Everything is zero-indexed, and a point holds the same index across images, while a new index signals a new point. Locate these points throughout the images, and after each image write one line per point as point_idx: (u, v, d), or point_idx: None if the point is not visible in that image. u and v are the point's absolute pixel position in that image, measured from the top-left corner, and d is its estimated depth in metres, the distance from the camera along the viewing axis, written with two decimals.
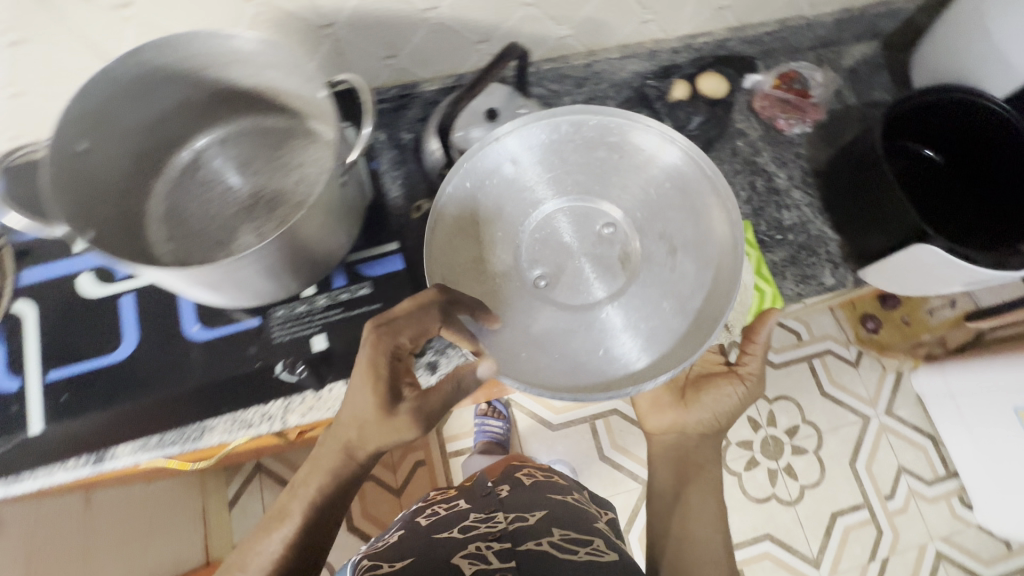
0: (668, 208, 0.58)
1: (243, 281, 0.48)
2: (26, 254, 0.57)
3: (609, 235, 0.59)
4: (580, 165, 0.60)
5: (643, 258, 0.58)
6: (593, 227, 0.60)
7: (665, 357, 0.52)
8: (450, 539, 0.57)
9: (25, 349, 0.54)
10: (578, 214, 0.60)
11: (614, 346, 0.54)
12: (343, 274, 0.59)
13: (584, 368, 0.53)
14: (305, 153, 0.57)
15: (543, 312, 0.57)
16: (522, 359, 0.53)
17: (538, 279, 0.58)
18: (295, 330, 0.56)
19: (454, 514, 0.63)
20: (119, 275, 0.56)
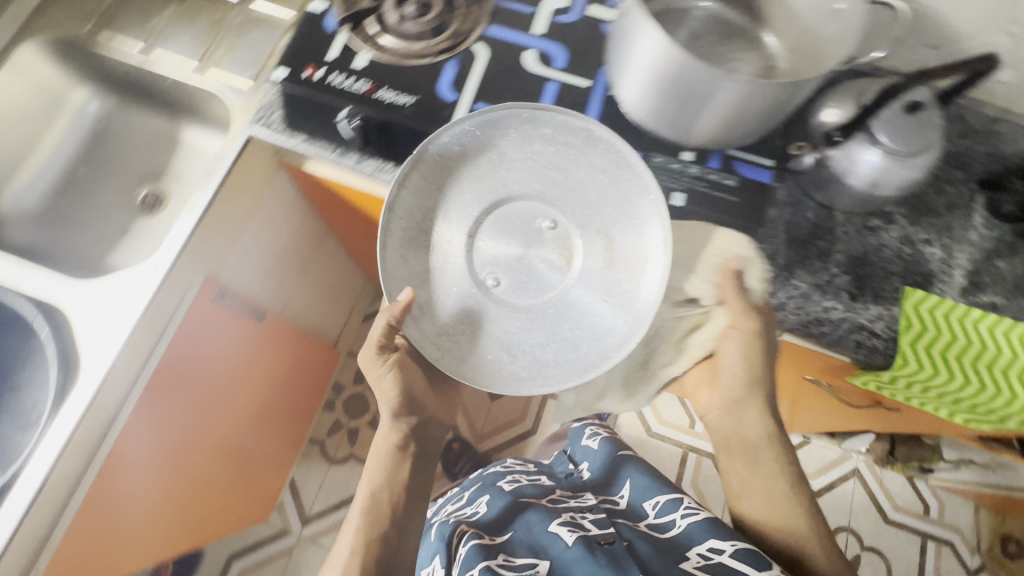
0: (586, 192, 0.65)
1: (679, 100, 0.54)
2: (496, 14, 0.69)
3: (549, 236, 0.65)
4: (512, 228, 0.66)
5: (589, 270, 0.65)
6: (538, 235, 0.65)
7: (574, 363, 0.62)
8: (541, 520, 0.72)
9: (469, 79, 0.65)
10: (507, 221, 0.66)
11: (511, 349, 0.64)
12: (719, 160, 0.66)
13: (489, 370, 0.63)
14: (749, 55, 0.62)
15: (490, 304, 0.65)
16: (459, 351, 0.64)
17: (491, 284, 0.65)
18: (663, 179, 0.65)
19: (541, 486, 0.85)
20: (555, 65, 0.67)
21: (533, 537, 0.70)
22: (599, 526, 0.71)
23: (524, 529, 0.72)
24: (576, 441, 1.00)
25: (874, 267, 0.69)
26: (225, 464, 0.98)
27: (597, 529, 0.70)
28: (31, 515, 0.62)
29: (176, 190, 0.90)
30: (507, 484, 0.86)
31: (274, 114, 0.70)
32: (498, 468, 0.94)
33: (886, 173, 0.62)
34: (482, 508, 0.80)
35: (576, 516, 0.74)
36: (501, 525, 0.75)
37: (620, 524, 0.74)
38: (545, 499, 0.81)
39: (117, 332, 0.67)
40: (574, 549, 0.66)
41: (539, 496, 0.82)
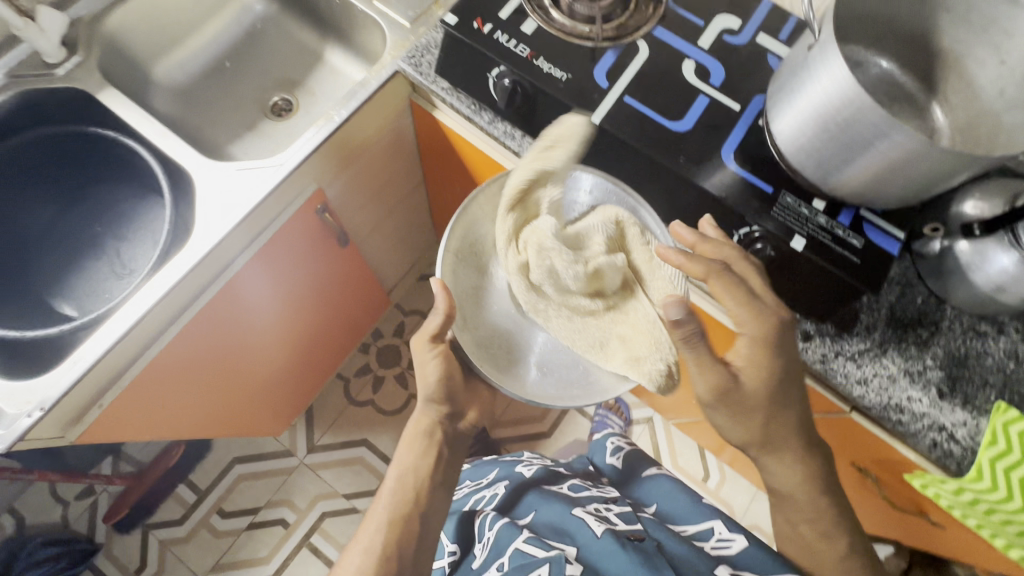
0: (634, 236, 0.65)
1: (837, 146, 0.54)
2: (665, 19, 0.69)
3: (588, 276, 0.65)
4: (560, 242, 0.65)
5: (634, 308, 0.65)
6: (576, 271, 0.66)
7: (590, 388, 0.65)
8: (568, 510, 0.74)
9: (625, 71, 0.66)
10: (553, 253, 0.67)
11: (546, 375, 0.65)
12: (850, 217, 0.63)
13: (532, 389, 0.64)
14: (916, 121, 0.60)
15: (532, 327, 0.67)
16: (497, 357, 0.65)
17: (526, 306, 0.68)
18: (788, 221, 0.62)
19: (559, 476, 0.87)
20: (711, 81, 0.67)
21: (558, 522, 0.73)
22: (625, 521, 0.72)
23: (545, 511, 0.76)
24: (598, 453, 1.01)
25: (971, 371, 0.65)
26: (269, 369, 1.01)
27: (625, 525, 0.71)
28: (114, 350, 0.65)
29: (306, 104, 0.94)
30: (527, 468, 0.89)
31: (426, 56, 0.73)
32: (516, 459, 0.93)
33: (1015, 281, 0.59)
34: (500, 493, 0.84)
35: (600, 510, 0.75)
36: (518, 505, 0.81)
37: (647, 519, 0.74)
38: (565, 488, 0.84)
39: (236, 212, 0.71)
40: (602, 539, 0.66)
41: (560, 485, 0.85)
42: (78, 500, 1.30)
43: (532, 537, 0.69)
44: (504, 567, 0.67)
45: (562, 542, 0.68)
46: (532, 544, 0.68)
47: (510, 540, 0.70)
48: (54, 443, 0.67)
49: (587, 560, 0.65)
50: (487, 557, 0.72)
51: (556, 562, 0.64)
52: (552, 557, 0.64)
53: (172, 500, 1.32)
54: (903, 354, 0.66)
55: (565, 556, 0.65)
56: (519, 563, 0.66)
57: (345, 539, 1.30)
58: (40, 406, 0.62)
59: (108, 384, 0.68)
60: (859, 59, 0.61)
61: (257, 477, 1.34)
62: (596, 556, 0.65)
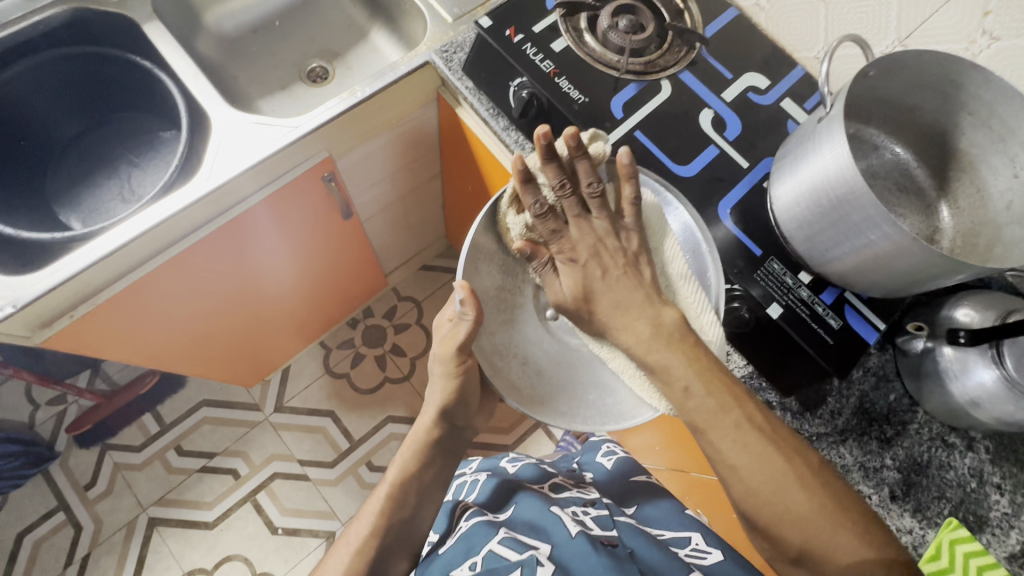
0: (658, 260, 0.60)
1: (829, 223, 0.54)
2: (695, 64, 0.70)
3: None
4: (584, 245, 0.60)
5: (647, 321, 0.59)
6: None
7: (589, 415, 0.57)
8: (543, 507, 0.62)
9: (642, 107, 0.67)
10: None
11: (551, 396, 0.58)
12: (833, 295, 0.63)
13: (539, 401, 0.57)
14: (919, 215, 0.60)
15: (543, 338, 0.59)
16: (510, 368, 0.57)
17: (551, 318, 0.60)
18: (770, 287, 0.63)
19: (548, 475, 0.77)
20: (726, 134, 0.67)
21: (534, 518, 0.61)
22: (602, 526, 0.60)
23: (524, 508, 0.63)
24: (588, 452, 0.90)
25: (929, 480, 0.62)
26: (253, 321, 1.03)
27: (603, 530, 0.59)
28: (97, 266, 0.68)
29: (341, 76, 0.97)
30: (511, 464, 0.80)
31: (458, 54, 0.75)
32: (504, 459, 0.82)
33: (992, 399, 0.55)
34: (480, 481, 0.75)
35: (577, 512, 0.63)
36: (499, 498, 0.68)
37: (625, 525, 0.62)
38: (546, 485, 0.73)
39: (247, 160, 0.73)
40: (575, 540, 0.55)
41: (543, 483, 0.74)
42: (48, 405, 1.33)
43: (508, 537, 0.57)
44: (476, 566, 0.54)
45: (535, 540, 0.57)
46: (506, 545, 0.55)
47: (483, 538, 0.58)
48: (22, 342, 0.69)
49: (560, 561, 0.53)
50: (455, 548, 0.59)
51: (528, 566, 0.52)
52: (525, 560, 0.53)
53: (135, 427, 1.35)
54: (863, 447, 0.63)
55: (537, 557, 0.53)
56: (490, 567, 0.53)
57: (290, 503, 1.31)
58: (13, 303, 0.64)
59: (86, 297, 0.70)
60: (874, 143, 0.61)
61: (221, 424, 1.36)
62: (568, 557, 0.53)
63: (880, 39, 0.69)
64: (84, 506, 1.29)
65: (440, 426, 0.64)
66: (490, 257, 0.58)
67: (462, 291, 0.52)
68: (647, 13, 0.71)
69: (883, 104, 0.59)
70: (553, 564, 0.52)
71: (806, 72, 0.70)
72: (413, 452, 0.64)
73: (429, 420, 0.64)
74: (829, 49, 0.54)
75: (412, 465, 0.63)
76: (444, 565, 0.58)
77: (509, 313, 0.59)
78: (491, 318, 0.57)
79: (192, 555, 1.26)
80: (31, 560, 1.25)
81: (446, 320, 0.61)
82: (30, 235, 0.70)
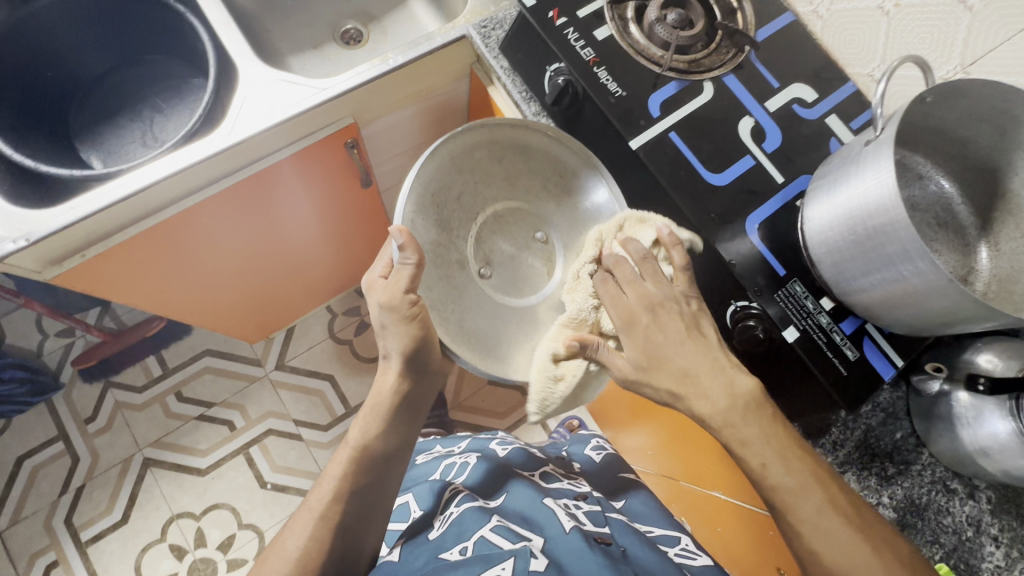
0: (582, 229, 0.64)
1: (861, 251, 0.51)
2: (741, 68, 0.67)
3: (538, 248, 0.64)
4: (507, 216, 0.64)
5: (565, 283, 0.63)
6: (528, 244, 0.64)
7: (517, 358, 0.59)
8: (536, 498, 0.62)
9: (680, 107, 0.65)
10: (509, 222, 0.64)
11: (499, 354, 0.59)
12: (854, 325, 0.61)
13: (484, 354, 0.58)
14: (960, 253, 0.57)
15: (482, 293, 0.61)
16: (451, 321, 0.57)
17: (485, 272, 0.62)
18: (788, 309, 0.61)
19: (539, 464, 0.76)
20: (764, 145, 0.64)
21: (527, 510, 0.60)
22: (594, 522, 0.59)
23: (518, 499, 0.62)
24: (578, 444, 0.89)
25: (925, 523, 0.60)
26: (260, 280, 1.02)
27: (594, 527, 0.57)
28: (111, 210, 0.67)
29: (375, 41, 0.95)
30: (501, 447, 0.80)
31: (497, 31, 0.73)
32: (495, 441, 0.82)
33: (1003, 451, 0.52)
34: (470, 464, 0.74)
35: (569, 505, 0.62)
36: (487, 486, 0.69)
37: (617, 523, 0.61)
38: (536, 472, 0.73)
39: (274, 116, 0.71)
40: (569, 535, 0.54)
41: (534, 471, 0.73)
42: (56, 336, 1.36)
43: (501, 526, 0.56)
44: (467, 552, 0.53)
45: (529, 533, 0.55)
46: (499, 534, 0.54)
47: (476, 524, 0.57)
48: (31, 276, 0.69)
49: (553, 555, 0.51)
50: (445, 533, 0.58)
51: (521, 556, 0.50)
52: (518, 551, 0.50)
53: (139, 367, 1.37)
54: (861, 481, 0.62)
55: (530, 549, 0.51)
56: (480, 553, 0.51)
57: (281, 460, 1.32)
58: (25, 238, 0.64)
59: (97, 239, 0.70)
60: (919, 172, 0.58)
61: (221, 374, 1.38)
62: (562, 552, 0.52)
63: (942, 62, 0.64)
64: (83, 438, 1.32)
65: (406, 381, 0.62)
66: (428, 212, 0.58)
67: (401, 233, 0.52)
68: (698, 9, 0.67)
69: (934, 134, 0.56)
70: (546, 558, 0.51)
71: (857, 89, 0.66)
72: (378, 418, 0.62)
73: (393, 376, 0.62)
74: (888, 69, 0.51)
75: (375, 427, 0.62)
76: (431, 548, 0.57)
77: (446, 270, 0.59)
78: (430, 272, 0.57)
79: (182, 499, 1.29)
80: (28, 484, 1.28)
81: (377, 278, 0.60)
82: (49, 169, 0.69)
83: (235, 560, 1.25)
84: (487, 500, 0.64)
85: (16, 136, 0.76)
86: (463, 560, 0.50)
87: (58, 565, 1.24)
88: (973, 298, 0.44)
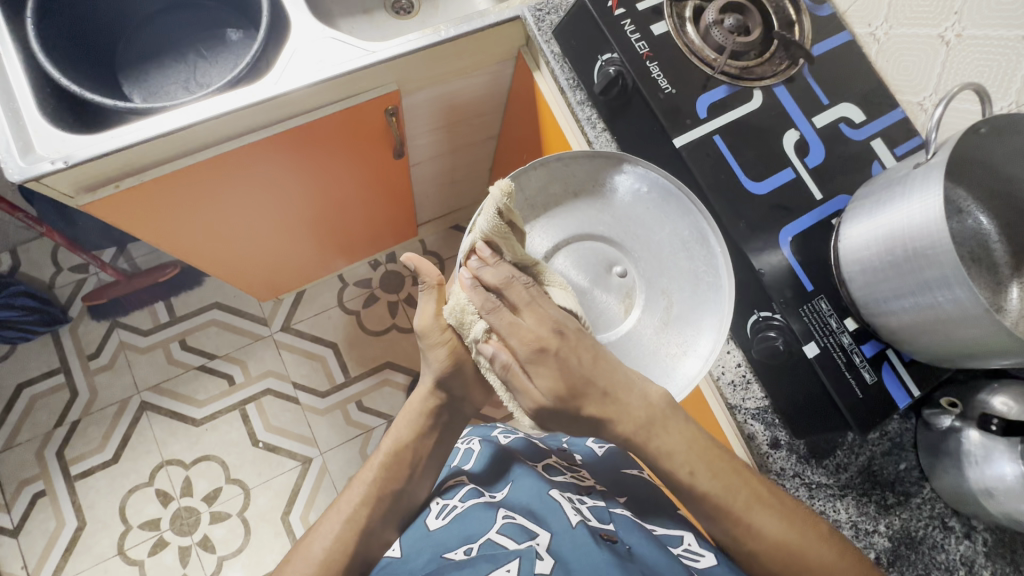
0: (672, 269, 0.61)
1: (895, 273, 0.51)
2: (793, 80, 0.66)
3: (616, 284, 0.61)
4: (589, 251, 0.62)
5: (641, 330, 0.60)
6: (606, 279, 0.61)
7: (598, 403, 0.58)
8: (540, 486, 0.62)
9: (726, 112, 0.65)
10: (585, 253, 0.62)
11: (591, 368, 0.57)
12: (875, 348, 0.61)
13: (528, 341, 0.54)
14: (992, 289, 0.56)
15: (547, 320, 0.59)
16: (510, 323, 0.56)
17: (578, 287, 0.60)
18: (811, 325, 0.61)
19: (542, 454, 0.76)
20: (807, 160, 0.64)
21: (531, 503, 0.59)
22: (599, 518, 0.58)
23: (521, 491, 0.62)
24: (578, 436, 0.86)
25: (918, 557, 0.59)
26: (286, 236, 1.04)
27: (600, 523, 0.57)
28: (153, 143, 0.68)
29: (425, 14, 0.95)
30: (504, 437, 0.78)
31: (551, 16, 0.73)
32: (497, 432, 0.79)
33: (1009, 493, 0.51)
34: (474, 450, 0.72)
35: (573, 499, 0.61)
36: (488, 471, 0.68)
37: (621, 518, 0.60)
38: (540, 465, 0.71)
39: (327, 70, 0.71)
40: (576, 530, 0.53)
41: (537, 462, 0.72)
42: (70, 271, 1.36)
43: (507, 524, 0.55)
44: (471, 552, 0.52)
45: (535, 530, 0.54)
46: (504, 534, 0.53)
47: (481, 525, 0.55)
48: (63, 200, 0.70)
49: (559, 553, 0.51)
50: (449, 529, 0.57)
51: (526, 557, 0.50)
52: (523, 551, 0.50)
53: (147, 312, 1.38)
54: (860, 506, 0.61)
55: (535, 549, 0.51)
56: (485, 553, 0.51)
57: (276, 421, 1.33)
58: (64, 159, 0.64)
59: (133, 171, 0.71)
60: (959, 206, 0.58)
61: (227, 328, 1.38)
62: (568, 548, 0.51)
63: (997, 97, 0.62)
64: (84, 374, 1.33)
65: (435, 398, 0.62)
66: None
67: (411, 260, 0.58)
68: (756, 16, 0.67)
69: (982, 167, 0.56)
70: (552, 558, 0.50)
71: (905, 116, 0.66)
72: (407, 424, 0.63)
73: (426, 390, 0.62)
74: (946, 95, 0.51)
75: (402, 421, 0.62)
76: (435, 544, 0.56)
77: None
78: None
79: (174, 446, 1.30)
80: (25, 412, 1.29)
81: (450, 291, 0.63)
82: (94, 97, 0.69)
83: (219, 513, 1.26)
84: (492, 490, 0.64)
85: (64, 62, 0.76)
86: (469, 559, 0.50)
87: (45, 495, 1.25)
88: (1006, 331, 0.44)
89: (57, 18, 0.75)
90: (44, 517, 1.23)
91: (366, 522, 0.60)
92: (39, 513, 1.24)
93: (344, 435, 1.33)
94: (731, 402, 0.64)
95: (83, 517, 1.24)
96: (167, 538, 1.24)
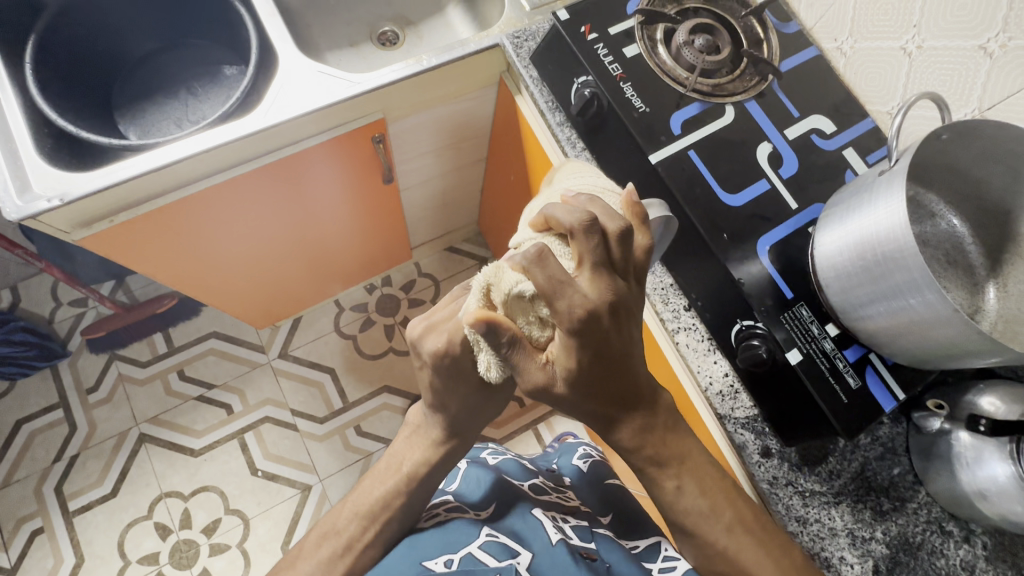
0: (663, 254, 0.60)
1: (869, 278, 0.52)
2: (764, 95, 0.69)
3: None
4: None
5: None
6: None
7: None
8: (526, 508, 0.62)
9: (699, 128, 0.67)
10: None
11: None
12: (856, 353, 0.61)
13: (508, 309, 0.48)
14: (967, 291, 0.57)
15: None
16: None
17: None
18: (791, 334, 0.62)
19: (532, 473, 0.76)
20: (781, 171, 0.66)
21: (520, 516, 0.60)
22: (581, 537, 0.58)
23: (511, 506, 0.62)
24: (565, 455, 0.86)
25: (918, 563, 0.59)
26: (279, 263, 1.05)
27: (581, 541, 0.57)
28: (147, 177, 0.70)
29: (410, 44, 0.99)
30: (492, 457, 0.78)
31: (529, 42, 0.76)
32: (483, 453, 0.78)
33: (1001, 494, 0.51)
34: (461, 471, 0.72)
35: (557, 518, 0.62)
36: (478, 490, 0.67)
37: (603, 538, 0.60)
38: (528, 485, 0.72)
39: (316, 102, 0.74)
40: (554, 548, 0.54)
41: (523, 483, 0.72)
42: (69, 305, 1.38)
43: (489, 542, 0.55)
44: (451, 565, 0.52)
45: (517, 547, 0.54)
46: (485, 550, 0.54)
47: (463, 537, 0.56)
48: (60, 236, 0.72)
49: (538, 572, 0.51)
50: (432, 537, 0.57)
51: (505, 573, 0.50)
52: (503, 568, 0.50)
53: (145, 343, 1.38)
54: (855, 513, 0.60)
55: (515, 566, 0.51)
56: (464, 568, 0.51)
57: (274, 449, 1.33)
58: (60, 197, 0.66)
59: (126, 206, 0.73)
60: (931, 210, 0.59)
61: (226, 357, 1.39)
62: (546, 566, 0.52)
63: (959, 105, 0.64)
64: (83, 408, 1.33)
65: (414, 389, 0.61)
66: None
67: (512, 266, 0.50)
68: (725, 35, 0.70)
69: (949, 172, 0.57)
70: None
71: (874, 125, 0.68)
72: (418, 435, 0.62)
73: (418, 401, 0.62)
74: (905, 104, 0.52)
75: None
76: (414, 553, 0.56)
77: None
78: None
79: (173, 477, 1.29)
80: (24, 448, 1.29)
81: None
82: (88, 135, 0.71)
83: (219, 545, 1.25)
84: (480, 511, 0.63)
85: (60, 102, 0.79)
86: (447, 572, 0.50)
87: (44, 532, 1.24)
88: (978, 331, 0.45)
89: (53, 60, 0.78)
90: (42, 555, 1.22)
91: (358, 545, 0.59)
92: (36, 551, 1.23)
93: (344, 461, 1.32)
94: (721, 411, 0.64)
95: (81, 554, 1.23)
96: (166, 573, 1.22)
